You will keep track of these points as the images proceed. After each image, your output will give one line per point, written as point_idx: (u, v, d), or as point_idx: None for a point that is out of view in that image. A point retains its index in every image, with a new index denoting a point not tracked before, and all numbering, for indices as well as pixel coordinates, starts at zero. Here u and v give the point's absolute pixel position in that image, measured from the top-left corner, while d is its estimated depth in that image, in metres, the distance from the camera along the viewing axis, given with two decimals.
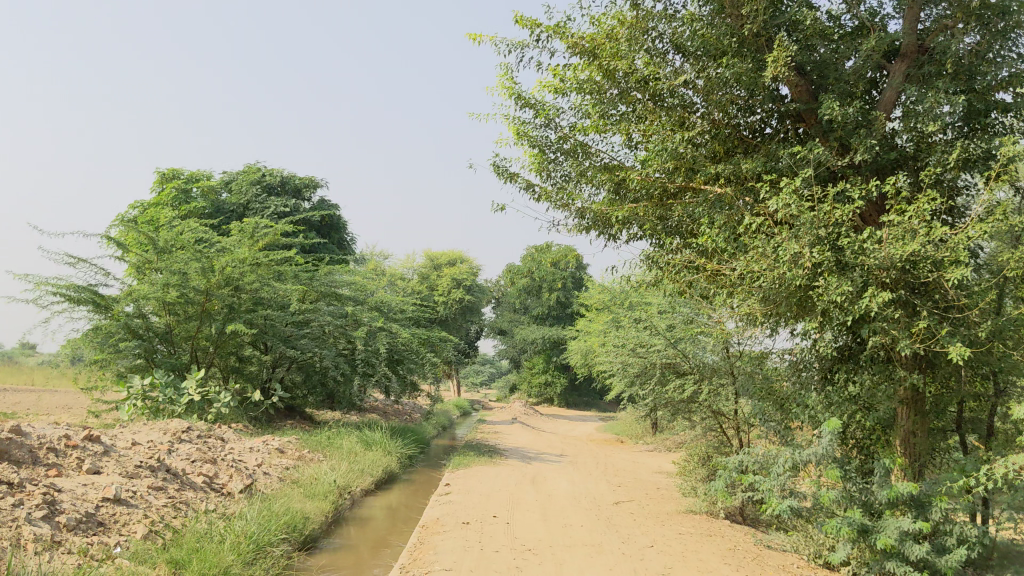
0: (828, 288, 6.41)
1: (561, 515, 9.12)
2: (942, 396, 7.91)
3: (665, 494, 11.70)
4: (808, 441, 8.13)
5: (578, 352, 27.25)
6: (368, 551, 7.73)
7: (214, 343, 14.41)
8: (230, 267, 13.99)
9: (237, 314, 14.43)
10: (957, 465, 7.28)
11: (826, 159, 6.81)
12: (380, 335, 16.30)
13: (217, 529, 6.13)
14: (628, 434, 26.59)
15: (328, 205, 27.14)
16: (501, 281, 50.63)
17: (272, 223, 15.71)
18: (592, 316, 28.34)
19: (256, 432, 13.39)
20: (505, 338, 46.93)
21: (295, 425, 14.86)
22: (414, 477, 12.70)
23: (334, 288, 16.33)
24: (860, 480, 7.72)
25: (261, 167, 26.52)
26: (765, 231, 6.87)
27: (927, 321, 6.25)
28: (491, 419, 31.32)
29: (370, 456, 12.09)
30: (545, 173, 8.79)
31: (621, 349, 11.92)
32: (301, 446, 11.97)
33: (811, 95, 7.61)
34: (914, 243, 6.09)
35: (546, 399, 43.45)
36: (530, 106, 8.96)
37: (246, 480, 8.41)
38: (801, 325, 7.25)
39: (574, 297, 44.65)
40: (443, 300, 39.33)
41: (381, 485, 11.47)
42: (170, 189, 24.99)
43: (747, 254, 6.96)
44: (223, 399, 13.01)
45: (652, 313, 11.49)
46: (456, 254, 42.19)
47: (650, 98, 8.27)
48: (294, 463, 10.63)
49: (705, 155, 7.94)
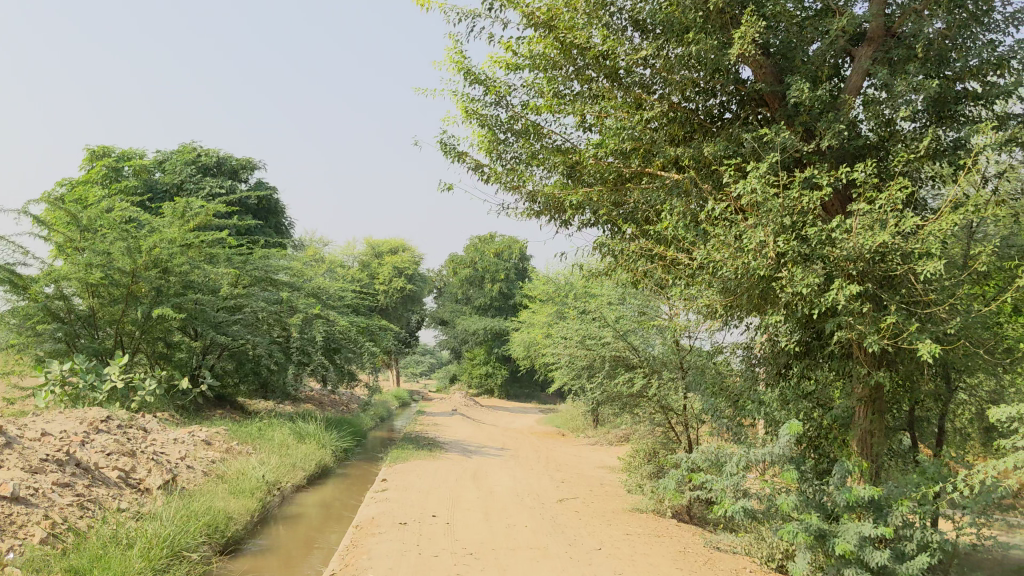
0: (793, 280, 6.05)
1: (503, 514, 8.69)
2: (901, 395, 7.64)
3: (610, 491, 11.34)
4: (763, 440, 7.80)
5: (520, 344, 26.88)
6: (296, 553, 7.20)
7: (140, 328, 13.68)
8: (159, 249, 13.27)
9: (165, 298, 13.71)
10: (917, 467, 7.01)
11: (793, 144, 6.45)
12: (318, 322, 15.97)
13: (127, 532, 5.56)
14: (568, 427, 26.31)
15: (266, 188, 26.35)
16: (444, 271, 50.07)
17: (205, 202, 14.99)
18: (535, 308, 28.00)
19: (183, 422, 12.72)
20: (446, 328, 46.41)
21: (226, 415, 14.20)
22: (349, 471, 12.16)
23: (270, 273, 15.69)
24: (815, 481, 7.42)
25: (197, 147, 25.62)
26: (727, 218, 6.49)
27: (896, 316, 5.94)
28: (431, 411, 30.81)
29: (304, 449, 11.53)
30: (495, 154, 8.35)
31: (567, 341, 11.52)
32: (230, 438, 11.36)
33: (775, 78, 7.25)
34: (885, 234, 5.76)
35: (486, 390, 43.07)
36: (480, 82, 8.47)
37: (167, 475, 7.81)
38: (760, 318, 6.90)
39: (516, 289, 44.30)
40: (384, 288, 38.67)
41: (314, 479, 10.91)
42: (100, 167, 23.97)
43: (707, 243, 6.57)
44: (148, 386, 12.32)
45: (601, 304, 11.10)
46: (397, 242, 41.54)
47: (607, 77, 8.00)
48: (221, 456, 10.03)
49: (663, 138, 7.55)
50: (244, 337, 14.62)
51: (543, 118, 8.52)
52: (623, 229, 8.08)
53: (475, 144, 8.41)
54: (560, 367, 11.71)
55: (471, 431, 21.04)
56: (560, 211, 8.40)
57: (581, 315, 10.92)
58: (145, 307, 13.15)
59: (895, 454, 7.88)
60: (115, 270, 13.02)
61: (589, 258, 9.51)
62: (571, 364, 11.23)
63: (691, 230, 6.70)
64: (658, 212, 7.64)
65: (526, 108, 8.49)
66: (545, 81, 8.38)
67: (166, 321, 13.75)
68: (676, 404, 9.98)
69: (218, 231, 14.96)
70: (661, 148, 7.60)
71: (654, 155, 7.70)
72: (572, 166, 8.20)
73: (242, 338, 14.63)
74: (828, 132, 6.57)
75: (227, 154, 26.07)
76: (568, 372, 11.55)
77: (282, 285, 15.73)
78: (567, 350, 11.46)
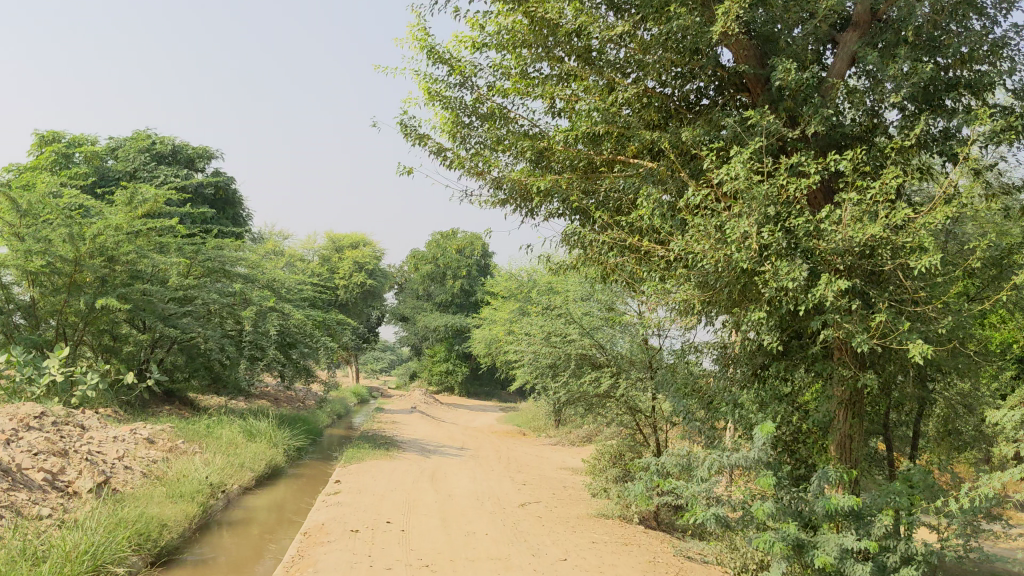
0: (778, 275, 5.65)
1: (463, 520, 8.21)
2: (883, 398, 7.28)
3: (574, 495, 10.91)
4: (737, 444, 7.41)
5: (481, 342, 26.40)
6: (239, 564, 6.67)
7: (82, 320, 13.02)
8: (104, 236, 12.62)
9: (111, 288, 13.06)
10: (900, 475, 6.64)
11: (777, 129, 6.05)
12: (272, 315, 15.28)
13: (44, 543, 5.01)
14: (529, 426, 25.88)
15: (223, 178, 25.62)
16: (405, 266, 49.43)
17: (155, 188, 14.33)
18: (497, 305, 27.54)
19: (127, 419, 12.09)
20: (407, 325, 45.79)
21: (174, 411, 13.58)
22: (302, 472, 11.62)
23: (223, 264, 15.07)
24: (793, 488, 7.02)
25: (151, 134, 24.82)
26: (707, 208, 6.07)
27: (886, 314, 5.56)
28: (390, 409, 30.23)
29: (254, 448, 10.97)
30: (459, 138, 7.88)
31: (531, 338, 11.08)
32: (176, 436, 10.77)
33: (757, 61, 6.86)
34: (876, 226, 5.37)
35: (446, 388, 42.53)
36: (445, 62, 7.99)
37: (100, 477, 7.24)
38: (739, 315, 6.50)
39: (478, 286, 43.79)
40: (343, 283, 38.00)
41: (263, 480, 10.36)
42: (49, 153, 23.10)
43: (685, 233, 6.15)
44: (90, 381, 11.68)
45: (567, 300, 10.67)
46: (358, 237, 40.87)
47: (579, 57, 7.54)
48: (164, 456, 9.45)
49: (638, 123, 7.12)
50: (195, 330, 14.00)
51: (510, 101, 8.06)
52: (594, 220, 7.64)
53: (438, 126, 7.93)
54: (524, 365, 11.26)
55: (430, 430, 20.50)
56: (527, 200, 7.95)
57: (546, 312, 10.48)
58: (88, 297, 12.50)
59: (875, 460, 7.53)
60: (57, 258, 12.35)
61: (556, 251, 9.07)
62: (535, 362, 10.78)
63: (668, 220, 6.28)
64: (632, 201, 7.22)
65: (493, 90, 8.03)
66: (513, 61, 7.91)
67: (111, 312, 13.11)
68: (643, 405, 9.57)
69: (169, 219, 14.31)
70: (635, 134, 7.17)
71: (627, 142, 7.28)
72: (541, 152, 7.75)
73: (193, 331, 14.01)
74: (815, 118, 6.17)
75: (182, 142, 25.30)
76: (531, 370, 11.11)
77: (235, 276, 15.12)
78: (531, 347, 11.02)
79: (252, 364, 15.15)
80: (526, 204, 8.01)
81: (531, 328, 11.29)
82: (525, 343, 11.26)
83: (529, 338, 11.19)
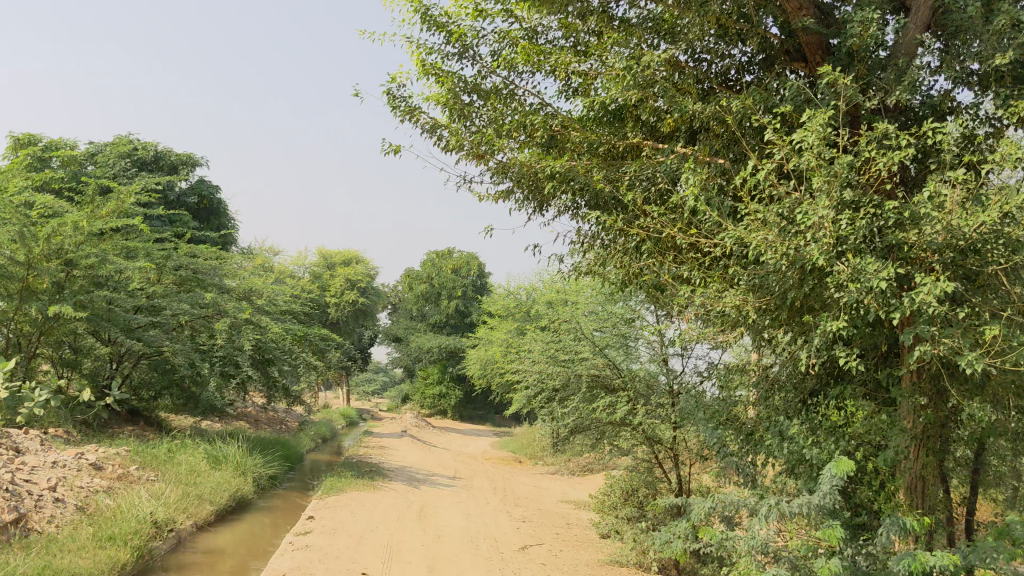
0: (860, 273, 4.42)
1: (453, 571, 6.93)
2: (963, 434, 6.01)
3: (580, 535, 9.63)
4: (785, 485, 6.16)
5: (476, 363, 25.16)
6: None
7: (36, 329, 11.74)
8: (61, 236, 11.38)
9: (68, 294, 11.80)
10: (992, 529, 5.37)
11: (855, 95, 4.85)
12: (246, 330, 13.71)
13: None
14: (525, 453, 24.58)
15: (208, 186, 24.44)
16: (399, 286, 48.22)
17: (123, 186, 13.12)
18: (493, 325, 26.30)
19: (79, 441, 10.80)
20: (399, 345, 44.49)
21: (136, 433, 12.28)
22: (273, 504, 10.33)
23: (196, 271, 13.82)
24: (856, 541, 5.76)
25: (133, 139, 23.62)
26: (766, 190, 4.86)
27: (1000, 327, 4.31)
28: (380, 432, 28.95)
29: (218, 477, 9.68)
30: (457, 115, 6.69)
31: (533, 357, 9.85)
32: (130, 462, 9.49)
33: (819, 19, 5.68)
34: (994, 212, 4.13)
35: (440, 411, 41.19)
36: (442, 27, 6.80)
37: (13, 514, 5.94)
38: (799, 326, 5.28)
39: (473, 306, 42.57)
40: (335, 300, 36.72)
41: (226, 515, 9.07)
42: (24, 156, 21.90)
43: (739, 222, 4.94)
44: (37, 398, 10.38)
45: (577, 314, 9.45)
46: (351, 253, 39.66)
47: (603, 17, 6.42)
48: (108, 486, 8.16)
49: (675, 94, 5.92)
50: (163, 343, 12.74)
51: (517, 73, 6.88)
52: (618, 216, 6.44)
53: (433, 101, 6.75)
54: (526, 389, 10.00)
55: (422, 456, 19.20)
56: (538, 192, 6.75)
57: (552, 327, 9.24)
58: (42, 303, 11.24)
59: (951, 507, 6.25)
60: (8, 259, 11.11)
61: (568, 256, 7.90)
62: (538, 384, 9.53)
63: (716, 209, 5.05)
64: (666, 191, 6.02)
65: (497, 60, 6.85)
66: (523, 26, 6.75)
67: (68, 322, 11.84)
68: (663, 435, 8.32)
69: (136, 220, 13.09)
70: (670, 110, 5.97)
71: (662, 116, 6.09)
72: (554, 134, 6.54)
73: (160, 344, 12.75)
74: (898, 85, 4.96)
75: (166, 148, 24.13)
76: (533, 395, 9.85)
77: (209, 286, 13.87)
78: (534, 367, 9.78)
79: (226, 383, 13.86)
80: (536, 197, 6.81)
81: (534, 347, 10.05)
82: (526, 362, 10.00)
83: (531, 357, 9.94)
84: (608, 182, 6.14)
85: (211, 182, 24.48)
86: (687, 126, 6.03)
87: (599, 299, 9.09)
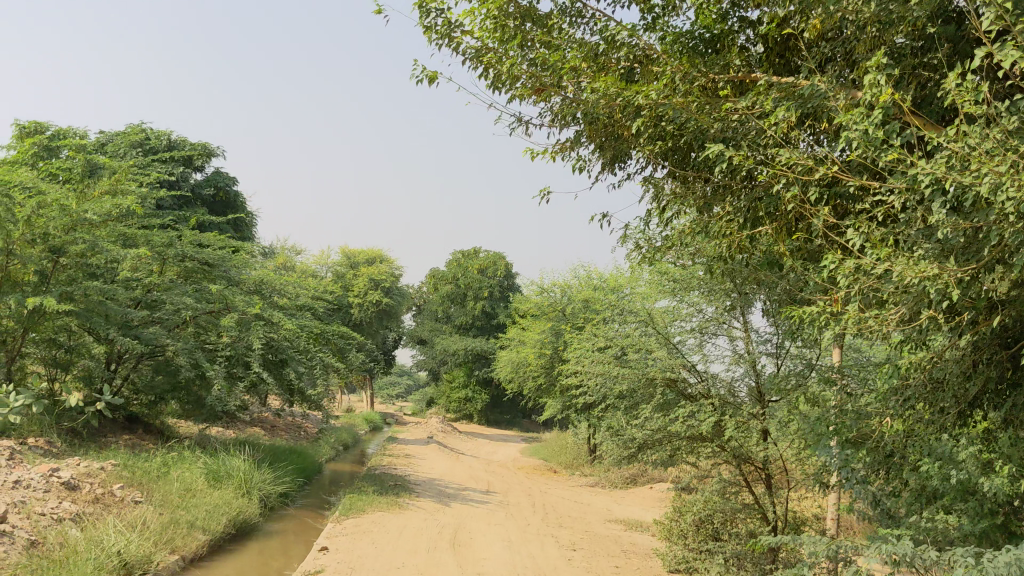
0: None
1: None
2: None
3: (645, 569, 8.14)
4: (963, 537, 4.69)
5: (507, 367, 23.69)
6: None
7: (19, 324, 10.38)
8: (44, 218, 10.00)
9: (53, 285, 10.43)
10: None
11: None
12: (256, 326, 11.86)
13: None
14: (557, 461, 23.09)
15: (225, 179, 23.09)
16: (424, 287, 46.89)
17: (119, 164, 11.73)
18: (524, 326, 24.78)
19: (62, 454, 9.39)
20: (424, 348, 43.09)
21: (130, 443, 10.87)
22: (282, 528, 8.86)
23: (204, 261, 12.38)
24: None
25: (146, 129, 22.26)
26: (977, 109, 3.30)
27: None
28: (405, 438, 27.56)
29: (216, 498, 8.22)
30: (512, 41, 5.21)
31: (592, 354, 8.41)
32: (114, 479, 8.08)
33: None
34: None
35: (466, 416, 39.82)
36: None
37: None
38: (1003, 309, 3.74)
39: (501, 308, 41.10)
40: (358, 301, 35.32)
41: (222, 545, 7.60)
42: (30, 146, 20.53)
43: (931, 157, 3.40)
44: (12, 405, 8.96)
45: (642, 305, 7.98)
46: (375, 252, 38.27)
47: None
48: (78, 512, 6.72)
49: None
50: (163, 341, 11.33)
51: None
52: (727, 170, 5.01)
53: (480, 24, 5.30)
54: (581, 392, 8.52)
55: (451, 465, 17.74)
56: (616, 142, 5.29)
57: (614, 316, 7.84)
58: (21, 295, 9.87)
59: None
60: None
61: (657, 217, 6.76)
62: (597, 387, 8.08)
63: (894, 141, 3.55)
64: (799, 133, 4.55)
65: None
66: None
67: (54, 316, 10.47)
68: (754, 453, 6.81)
69: (134, 202, 11.68)
70: (796, 22, 4.46)
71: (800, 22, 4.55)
72: (634, 65, 5.05)
73: (159, 342, 11.34)
74: None
75: (180, 138, 22.79)
76: (593, 398, 8.40)
77: (217, 277, 12.43)
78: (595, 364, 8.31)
79: (235, 386, 12.43)
80: (609, 152, 5.41)
81: (591, 341, 8.59)
82: (586, 359, 8.52)
83: (591, 351, 8.48)
84: (716, 118, 4.66)
85: (227, 174, 23.07)
86: (830, 37, 4.51)
87: (670, 284, 7.62)
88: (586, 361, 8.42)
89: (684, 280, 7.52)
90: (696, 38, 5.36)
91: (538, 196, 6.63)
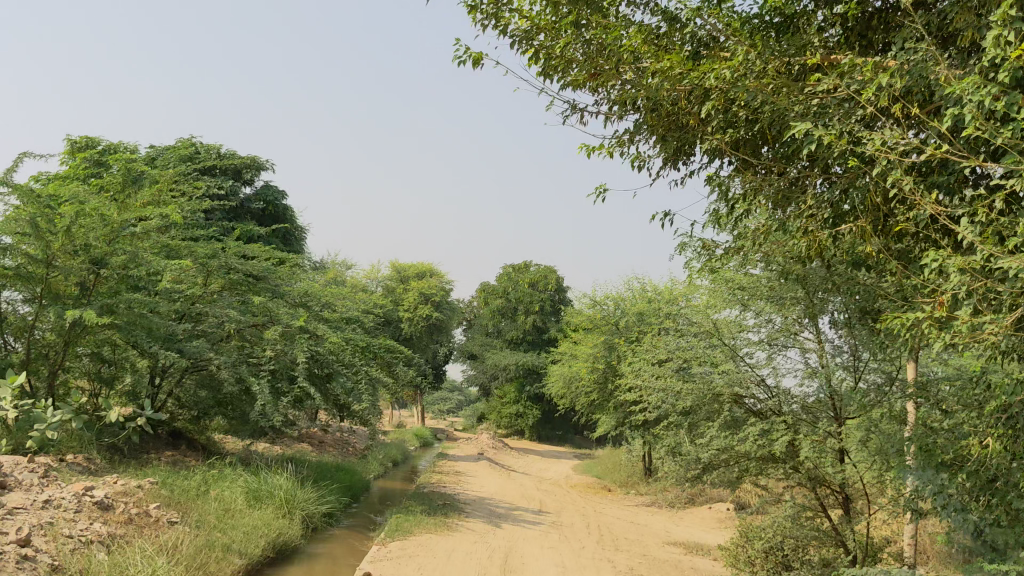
0: None
1: None
2: None
3: None
4: None
5: (559, 382, 23.19)
6: None
7: (60, 338, 10.15)
8: (85, 229, 9.76)
9: (95, 298, 10.18)
10: None
11: None
12: (301, 339, 11.49)
13: None
14: (611, 479, 22.50)
15: (275, 192, 22.93)
16: (474, 302, 46.59)
17: (163, 174, 11.49)
18: (576, 340, 24.26)
19: (101, 471, 9.10)
20: (475, 363, 42.71)
21: (172, 459, 10.58)
22: (324, 551, 8.45)
23: (247, 273, 12.08)
24: None
25: (196, 143, 22.21)
26: None
27: None
28: (455, 454, 27.17)
29: (254, 519, 7.84)
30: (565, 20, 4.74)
31: (652, 365, 7.94)
32: (150, 499, 7.75)
33: None
34: None
35: (517, 431, 39.35)
36: None
37: None
38: None
39: (552, 322, 40.60)
40: (409, 315, 35.04)
41: (260, 569, 7.21)
42: (82, 160, 20.56)
43: None
44: (49, 421, 8.69)
45: (703, 315, 7.51)
46: (425, 266, 38.00)
47: None
48: (108, 534, 6.37)
49: None
50: (206, 355, 11.04)
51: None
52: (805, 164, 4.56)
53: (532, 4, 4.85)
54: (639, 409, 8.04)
55: (502, 483, 17.27)
56: (680, 133, 4.84)
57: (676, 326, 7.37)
58: (61, 308, 9.61)
59: None
60: (25, 257, 9.56)
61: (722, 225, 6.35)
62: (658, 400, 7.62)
63: (1015, 116, 3.03)
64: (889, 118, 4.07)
65: None
66: None
67: (96, 330, 10.22)
68: (830, 475, 6.27)
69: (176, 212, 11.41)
70: None
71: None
72: (699, 48, 4.59)
73: (203, 356, 11.06)
74: None
75: (230, 151, 22.68)
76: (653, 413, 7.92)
77: (261, 289, 12.14)
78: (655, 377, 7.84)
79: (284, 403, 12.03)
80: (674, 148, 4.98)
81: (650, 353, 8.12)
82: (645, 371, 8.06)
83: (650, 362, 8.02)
84: (798, 100, 4.17)
85: (277, 187, 22.93)
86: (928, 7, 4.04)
87: (737, 292, 7.14)
88: (645, 374, 7.95)
89: (754, 281, 7.06)
90: (764, 21, 4.89)
91: (593, 194, 6.23)
